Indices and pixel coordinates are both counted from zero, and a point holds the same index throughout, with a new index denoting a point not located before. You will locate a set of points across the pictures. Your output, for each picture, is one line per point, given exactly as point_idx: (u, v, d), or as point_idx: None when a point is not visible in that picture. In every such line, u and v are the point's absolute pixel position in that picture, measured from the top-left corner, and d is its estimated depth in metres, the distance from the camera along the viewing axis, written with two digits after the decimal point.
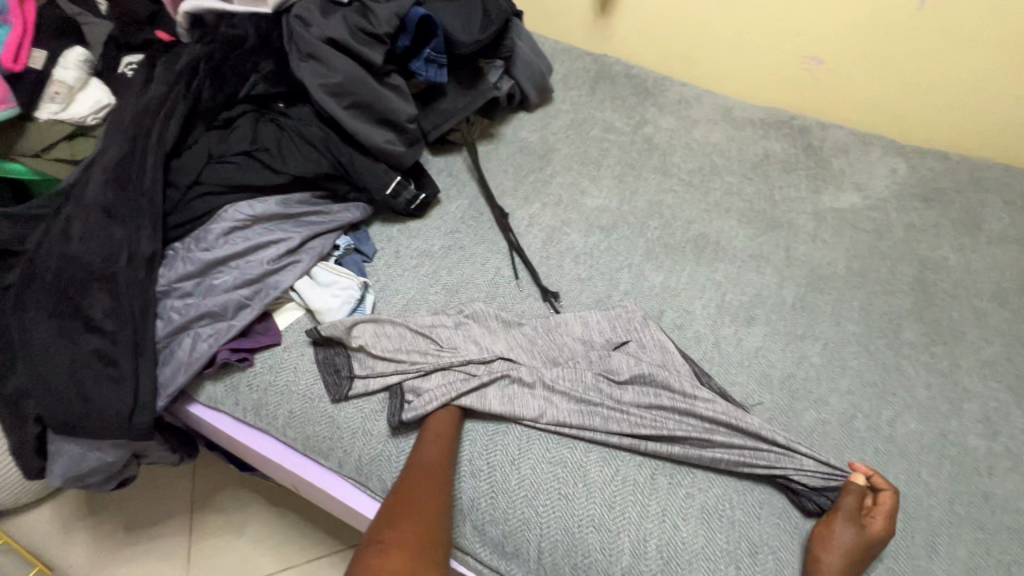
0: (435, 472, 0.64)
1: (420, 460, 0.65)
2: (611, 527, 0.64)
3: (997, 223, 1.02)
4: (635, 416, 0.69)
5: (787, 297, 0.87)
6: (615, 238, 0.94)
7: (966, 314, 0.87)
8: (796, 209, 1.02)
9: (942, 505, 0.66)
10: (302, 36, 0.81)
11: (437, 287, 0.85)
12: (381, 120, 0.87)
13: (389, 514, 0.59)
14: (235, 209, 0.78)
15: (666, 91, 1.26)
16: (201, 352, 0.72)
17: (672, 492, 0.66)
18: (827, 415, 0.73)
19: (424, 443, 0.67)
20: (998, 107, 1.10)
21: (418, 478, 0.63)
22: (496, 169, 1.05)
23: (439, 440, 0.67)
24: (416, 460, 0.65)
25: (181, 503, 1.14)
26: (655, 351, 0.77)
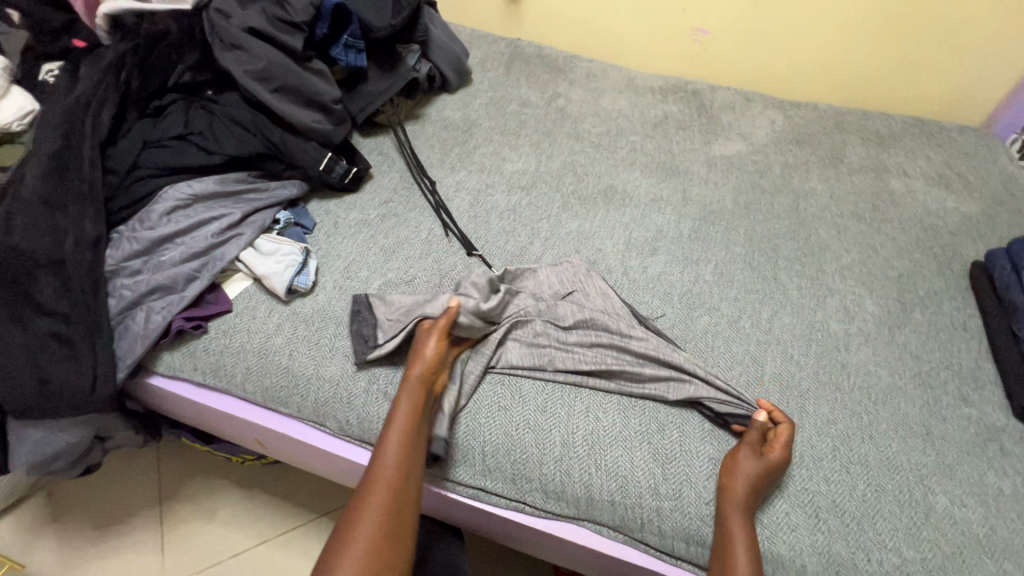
0: (398, 472, 0.67)
1: (386, 453, 0.67)
2: (546, 429, 0.74)
3: (857, 156, 1.19)
4: (574, 355, 0.79)
5: (684, 231, 1.00)
6: (534, 195, 1.05)
7: (832, 231, 1.02)
8: (691, 159, 1.16)
9: (809, 375, 0.81)
10: (225, 29, 0.88)
11: (376, 249, 0.93)
12: (308, 101, 0.94)
13: (354, 519, 0.64)
14: (175, 189, 0.84)
15: (575, 67, 1.37)
16: (157, 322, 0.77)
17: (593, 393, 0.78)
18: (718, 318, 0.87)
19: (387, 441, 0.68)
20: (852, 60, 1.28)
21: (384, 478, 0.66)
22: (423, 144, 1.13)
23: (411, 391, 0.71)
24: (381, 457, 0.67)
25: (150, 494, 1.15)
26: (598, 297, 0.86)
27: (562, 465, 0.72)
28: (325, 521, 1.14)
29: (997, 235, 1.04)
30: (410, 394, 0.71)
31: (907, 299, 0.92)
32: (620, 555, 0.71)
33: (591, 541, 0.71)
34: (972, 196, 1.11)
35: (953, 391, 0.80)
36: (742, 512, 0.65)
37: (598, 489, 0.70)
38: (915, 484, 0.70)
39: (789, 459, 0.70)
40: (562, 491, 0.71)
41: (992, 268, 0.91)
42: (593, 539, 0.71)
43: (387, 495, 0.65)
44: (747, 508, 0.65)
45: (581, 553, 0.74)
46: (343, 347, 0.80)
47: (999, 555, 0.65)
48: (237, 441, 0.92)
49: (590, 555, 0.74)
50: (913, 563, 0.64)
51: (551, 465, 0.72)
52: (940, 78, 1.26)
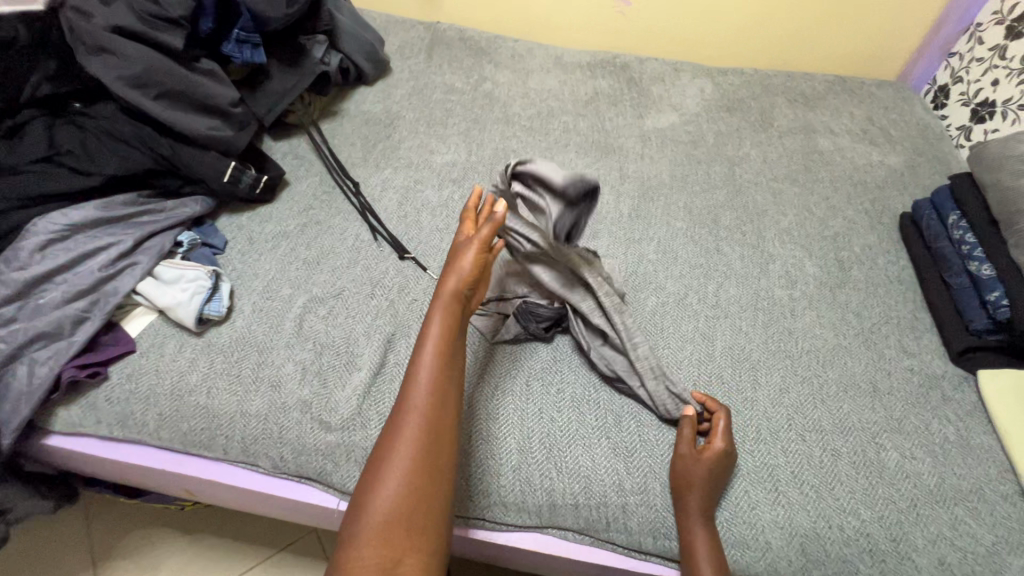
0: (415, 388, 0.56)
1: (420, 368, 0.56)
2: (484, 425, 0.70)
3: (786, 118, 1.19)
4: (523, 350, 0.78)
5: (624, 210, 0.97)
6: (466, 187, 0.99)
7: (769, 196, 1.02)
8: (625, 135, 1.12)
9: (759, 346, 0.80)
10: (86, 30, 0.76)
11: (297, 263, 0.85)
12: (200, 107, 0.84)
13: (376, 469, 0.52)
14: (46, 220, 0.72)
15: (500, 48, 1.31)
16: (43, 376, 0.67)
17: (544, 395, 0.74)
18: (665, 298, 0.85)
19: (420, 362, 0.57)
20: (773, 23, 1.28)
21: (413, 400, 0.55)
22: (342, 143, 1.05)
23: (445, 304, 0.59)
24: (413, 376, 0.56)
25: (80, 558, 1.03)
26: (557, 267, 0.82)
27: (520, 473, 0.67)
28: (284, 556, 1.07)
29: (921, 184, 1.07)
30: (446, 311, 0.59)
31: (845, 257, 0.93)
32: (587, 558, 0.67)
33: (555, 549, 0.67)
34: (894, 148, 1.14)
35: (895, 344, 0.81)
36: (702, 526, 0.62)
37: (558, 495, 0.66)
38: (868, 443, 0.70)
39: (733, 449, 0.67)
40: (521, 498, 0.67)
41: (919, 218, 0.94)
42: (557, 547, 0.68)
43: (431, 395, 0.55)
44: (706, 517, 0.62)
45: (548, 561, 0.71)
46: (268, 377, 0.72)
47: (951, 502, 0.66)
48: (165, 491, 0.83)
49: (558, 562, 0.70)
50: (872, 523, 0.64)
51: (509, 475, 0.67)
52: (854, 35, 1.29)
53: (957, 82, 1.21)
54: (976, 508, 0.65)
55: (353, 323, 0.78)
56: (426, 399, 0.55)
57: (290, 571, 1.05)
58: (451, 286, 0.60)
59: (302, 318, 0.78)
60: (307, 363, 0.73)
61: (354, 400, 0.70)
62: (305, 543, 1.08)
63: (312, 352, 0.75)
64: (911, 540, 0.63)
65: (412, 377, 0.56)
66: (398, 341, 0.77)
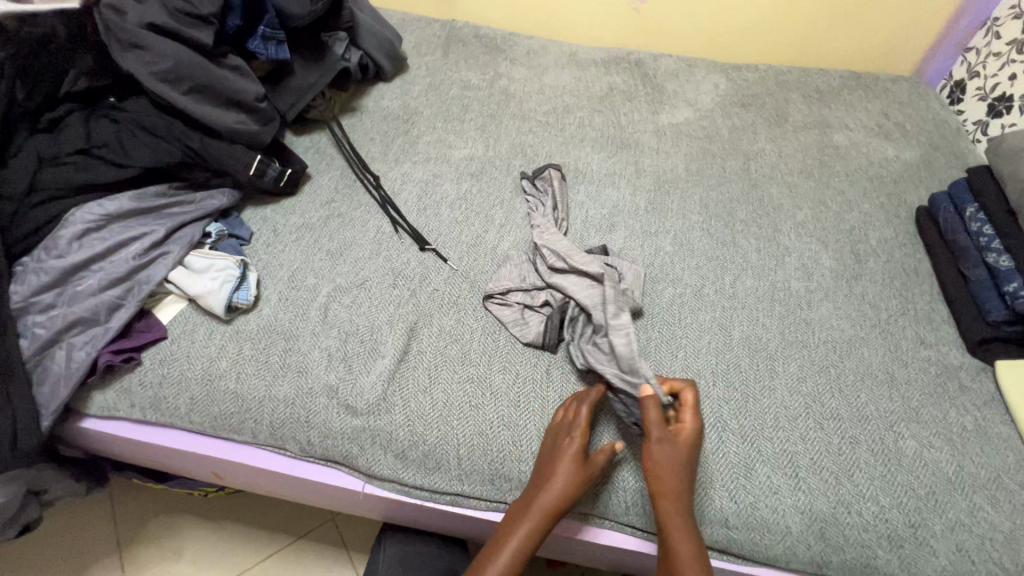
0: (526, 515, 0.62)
1: (536, 512, 0.62)
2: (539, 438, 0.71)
3: (800, 113, 1.20)
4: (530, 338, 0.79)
5: (640, 204, 0.98)
6: (484, 181, 1.01)
7: (784, 190, 1.03)
8: (640, 130, 1.13)
9: (775, 336, 0.81)
10: (120, 26, 0.78)
11: (321, 254, 0.87)
12: (228, 101, 0.87)
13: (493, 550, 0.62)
14: (83, 210, 0.75)
15: (515, 45, 1.32)
16: (80, 359, 0.69)
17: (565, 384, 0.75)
18: (682, 289, 0.86)
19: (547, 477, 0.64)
20: (789, 19, 1.28)
21: (519, 533, 0.62)
22: (362, 138, 1.07)
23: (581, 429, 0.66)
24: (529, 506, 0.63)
25: (106, 543, 1.06)
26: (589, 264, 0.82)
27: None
28: (304, 543, 1.09)
29: (937, 179, 1.07)
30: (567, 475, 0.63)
31: (861, 250, 0.93)
32: (603, 538, 0.70)
33: (573, 528, 0.70)
34: (910, 143, 1.14)
35: (912, 335, 0.82)
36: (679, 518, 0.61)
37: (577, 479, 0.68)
38: (886, 432, 0.71)
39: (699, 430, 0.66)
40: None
41: (936, 212, 0.94)
42: (575, 527, 0.70)
43: (537, 530, 0.61)
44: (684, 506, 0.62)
45: (567, 542, 0.73)
46: (295, 363, 0.74)
47: (970, 490, 0.66)
48: (193, 475, 0.86)
49: (576, 542, 0.73)
50: (890, 509, 0.65)
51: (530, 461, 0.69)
52: (870, 30, 1.29)
53: (974, 77, 1.21)
54: (995, 496, 0.66)
55: (376, 312, 0.80)
56: (530, 534, 0.61)
57: (310, 557, 1.07)
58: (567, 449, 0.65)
59: (327, 306, 0.80)
60: (332, 350, 0.75)
61: (379, 385, 0.72)
62: (324, 531, 1.10)
63: (338, 340, 0.76)
64: (929, 526, 0.64)
65: (523, 514, 0.62)
66: (421, 330, 0.79)
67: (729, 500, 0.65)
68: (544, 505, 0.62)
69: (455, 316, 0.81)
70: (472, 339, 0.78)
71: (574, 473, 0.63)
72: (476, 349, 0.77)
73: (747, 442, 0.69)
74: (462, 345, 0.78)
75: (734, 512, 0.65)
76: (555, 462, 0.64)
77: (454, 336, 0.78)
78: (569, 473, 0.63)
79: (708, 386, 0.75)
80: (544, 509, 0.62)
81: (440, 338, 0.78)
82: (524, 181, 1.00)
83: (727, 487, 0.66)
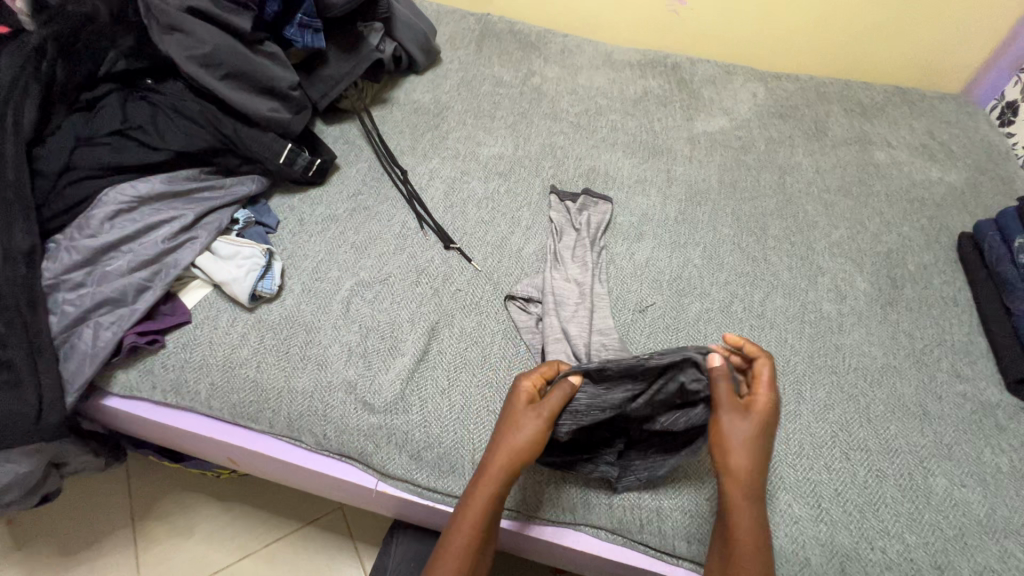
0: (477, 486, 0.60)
1: (487, 481, 0.59)
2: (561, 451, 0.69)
3: (840, 128, 1.16)
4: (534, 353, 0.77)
5: (670, 214, 0.96)
6: (512, 181, 0.99)
7: (820, 207, 1.00)
8: (673, 137, 1.11)
9: (804, 359, 0.78)
10: (159, 8, 0.78)
11: (346, 247, 0.86)
12: (262, 89, 0.87)
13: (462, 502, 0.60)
14: (116, 191, 0.76)
15: (549, 43, 1.30)
16: (106, 339, 0.70)
17: None
18: (709, 304, 0.84)
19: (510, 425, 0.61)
20: (836, 29, 1.24)
21: (473, 506, 0.59)
22: (391, 131, 1.06)
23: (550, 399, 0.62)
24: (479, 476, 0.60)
25: (120, 516, 1.08)
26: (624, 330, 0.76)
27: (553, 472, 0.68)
28: (311, 529, 1.10)
29: (982, 205, 1.02)
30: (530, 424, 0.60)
31: (898, 275, 0.90)
32: (616, 557, 0.68)
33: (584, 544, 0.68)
34: (955, 165, 1.10)
35: (947, 368, 0.79)
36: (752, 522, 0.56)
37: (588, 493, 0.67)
38: (916, 467, 0.68)
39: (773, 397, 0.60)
40: (550, 493, 0.68)
41: (980, 239, 0.90)
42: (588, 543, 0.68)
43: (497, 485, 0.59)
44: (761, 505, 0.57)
45: (578, 557, 0.71)
46: (315, 356, 0.74)
47: (1001, 535, 0.64)
48: (208, 458, 0.87)
49: (587, 559, 0.71)
50: (916, 548, 0.62)
51: (542, 470, 0.68)
52: (921, 46, 1.24)
53: None
54: None
55: (398, 308, 0.79)
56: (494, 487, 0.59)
57: (316, 545, 1.08)
58: (523, 419, 0.61)
59: (349, 301, 0.79)
60: (353, 345, 0.75)
61: (397, 384, 0.72)
62: (331, 519, 1.11)
63: (358, 335, 0.76)
64: (956, 569, 0.61)
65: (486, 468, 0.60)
66: (443, 331, 0.78)
67: None
68: (491, 474, 0.59)
69: (476, 318, 0.80)
70: (493, 343, 0.78)
71: (522, 441, 0.60)
72: (496, 353, 0.76)
73: (769, 467, 0.68)
74: (482, 348, 0.77)
75: None
76: (506, 431, 0.61)
77: (475, 339, 0.78)
78: (519, 439, 0.60)
79: None
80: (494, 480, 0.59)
81: (461, 339, 0.77)
82: (552, 195, 0.96)
83: None
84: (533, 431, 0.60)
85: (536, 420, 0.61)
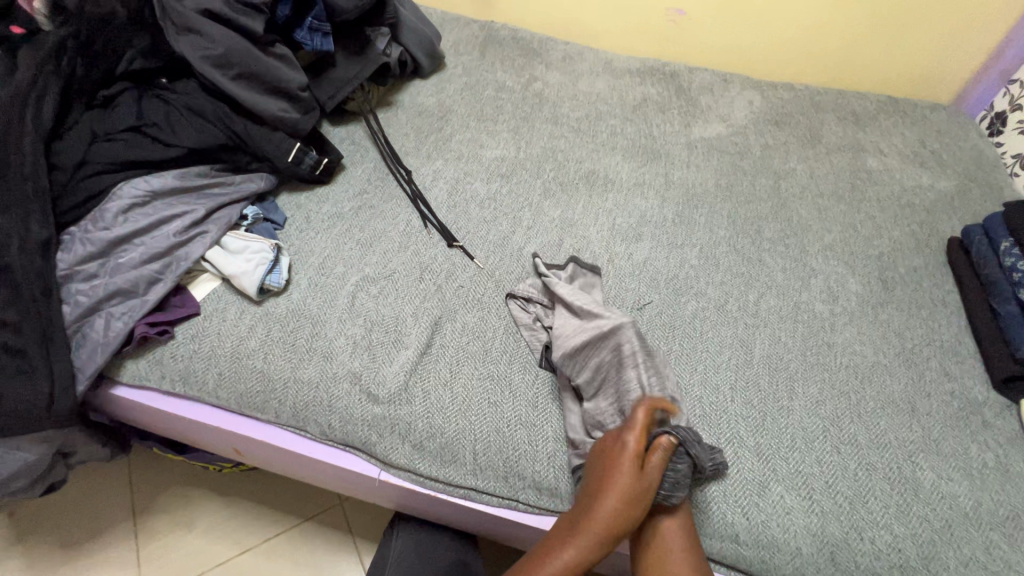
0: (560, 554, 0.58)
1: (585, 536, 0.58)
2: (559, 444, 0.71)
3: (834, 135, 1.19)
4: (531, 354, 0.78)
5: (668, 215, 0.99)
6: (514, 182, 1.02)
7: (813, 211, 1.02)
8: (671, 142, 1.14)
9: (797, 357, 0.81)
10: (176, 9, 0.81)
11: (352, 244, 0.89)
12: (272, 90, 0.89)
13: (551, 553, 0.59)
14: (130, 186, 0.78)
15: (551, 50, 1.33)
16: (118, 329, 0.72)
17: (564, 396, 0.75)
18: (705, 303, 0.86)
19: (623, 481, 0.58)
20: (831, 39, 1.27)
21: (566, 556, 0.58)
22: (396, 133, 1.08)
23: (659, 461, 0.60)
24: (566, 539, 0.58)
25: (122, 509, 1.09)
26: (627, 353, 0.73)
27: (554, 467, 0.69)
28: (311, 525, 1.11)
29: (971, 211, 1.05)
30: (642, 483, 0.59)
31: (888, 277, 0.92)
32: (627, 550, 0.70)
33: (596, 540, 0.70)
34: (945, 172, 1.13)
35: (936, 367, 0.81)
36: (682, 534, 0.62)
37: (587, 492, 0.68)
38: (904, 461, 0.71)
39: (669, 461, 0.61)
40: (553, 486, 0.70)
41: (968, 243, 0.93)
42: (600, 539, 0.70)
43: (594, 547, 0.57)
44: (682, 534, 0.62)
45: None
46: (320, 348, 0.76)
47: (987, 527, 0.66)
48: (212, 450, 0.88)
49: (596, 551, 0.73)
50: (904, 539, 0.64)
51: (541, 462, 0.70)
52: (915, 56, 1.27)
53: (1016, 109, 1.19)
54: (1013, 535, 0.65)
55: (402, 303, 0.81)
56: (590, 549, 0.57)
57: (316, 541, 1.09)
58: (626, 487, 0.58)
59: (354, 296, 0.81)
60: (358, 338, 0.77)
61: (401, 375, 0.74)
62: (331, 515, 1.12)
63: (363, 328, 0.78)
64: (943, 559, 0.63)
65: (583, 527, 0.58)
66: (446, 325, 0.80)
67: (741, 515, 0.66)
68: (593, 532, 0.58)
69: (477, 314, 0.82)
70: (495, 338, 0.80)
71: (620, 512, 0.58)
72: (497, 348, 0.78)
73: (762, 460, 0.70)
74: (484, 343, 0.79)
75: (745, 529, 0.65)
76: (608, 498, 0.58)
77: (477, 333, 0.80)
78: (624, 509, 0.58)
79: (724, 402, 0.75)
80: (597, 535, 0.58)
81: (463, 333, 0.79)
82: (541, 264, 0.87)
83: (739, 503, 0.66)
84: (642, 494, 0.59)
85: (645, 483, 0.59)
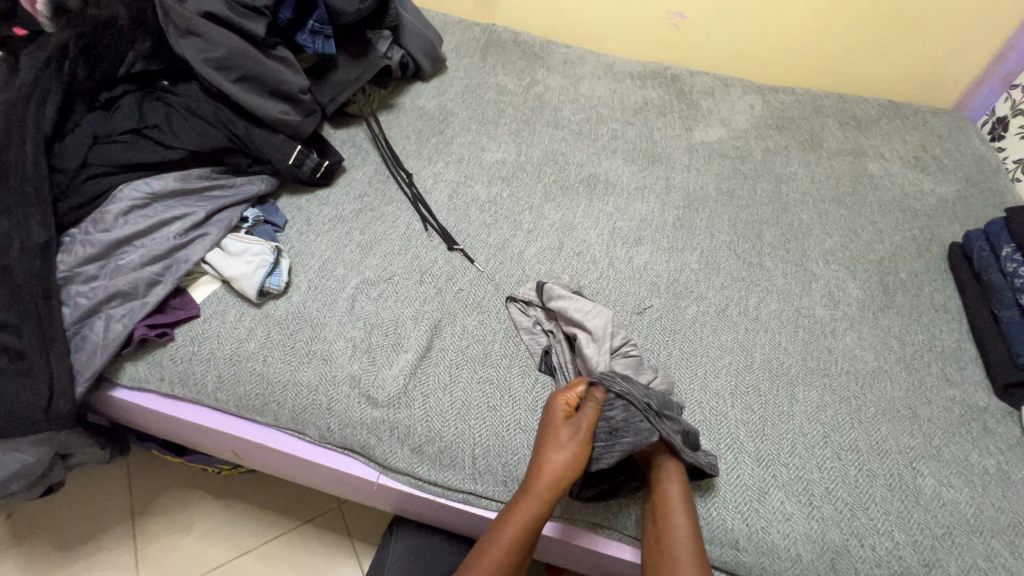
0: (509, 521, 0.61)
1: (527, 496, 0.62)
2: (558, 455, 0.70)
3: (835, 140, 1.19)
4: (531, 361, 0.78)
5: (668, 219, 0.99)
6: (515, 186, 1.02)
7: (814, 216, 1.02)
8: (672, 146, 1.14)
9: (797, 362, 0.80)
10: (178, 13, 0.81)
11: (352, 247, 0.89)
12: (273, 92, 0.89)
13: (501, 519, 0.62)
14: (131, 188, 0.78)
15: (552, 53, 1.33)
16: (117, 331, 0.72)
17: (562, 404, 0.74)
18: (705, 307, 0.86)
19: (553, 441, 0.64)
20: (833, 44, 1.27)
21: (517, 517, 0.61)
22: (397, 135, 1.08)
23: (585, 419, 0.65)
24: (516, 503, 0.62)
25: (121, 511, 1.09)
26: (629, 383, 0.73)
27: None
28: (310, 528, 1.10)
29: (972, 216, 1.05)
30: (570, 443, 0.64)
31: (889, 282, 0.92)
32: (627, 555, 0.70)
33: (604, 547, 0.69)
34: (947, 177, 1.12)
35: (937, 373, 0.81)
36: (686, 525, 0.62)
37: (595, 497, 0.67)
38: (905, 468, 0.70)
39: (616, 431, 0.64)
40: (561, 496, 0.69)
41: (970, 249, 0.93)
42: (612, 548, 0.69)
43: (536, 507, 0.61)
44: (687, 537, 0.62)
45: (596, 557, 0.73)
46: (320, 351, 0.76)
47: (988, 534, 0.65)
48: (211, 452, 0.88)
49: (606, 560, 0.73)
50: (905, 546, 0.64)
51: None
52: (916, 61, 1.27)
53: (1018, 114, 1.19)
54: (1014, 543, 0.65)
55: (402, 306, 0.81)
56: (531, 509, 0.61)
57: (314, 544, 1.09)
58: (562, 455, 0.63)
59: (354, 299, 0.81)
60: (357, 341, 0.77)
61: (401, 379, 0.73)
62: (329, 518, 1.12)
63: (362, 331, 0.78)
64: (944, 567, 0.63)
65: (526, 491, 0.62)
66: (446, 328, 0.80)
67: (740, 521, 0.65)
68: (533, 492, 0.62)
69: (477, 317, 0.82)
70: (494, 342, 0.79)
71: (558, 474, 0.62)
72: (497, 352, 0.78)
73: (762, 465, 0.69)
74: (484, 346, 0.79)
75: (745, 535, 0.65)
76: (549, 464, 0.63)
77: (477, 337, 0.80)
78: (558, 461, 0.63)
79: (725, 407, 0.75)
80: (534, 494, 0.62)
81: (462, 337, 0.79)
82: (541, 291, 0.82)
83: (739, 508, 0.66)
84: (570, 452, 0.63)
85: (574, 440, 0.64)
